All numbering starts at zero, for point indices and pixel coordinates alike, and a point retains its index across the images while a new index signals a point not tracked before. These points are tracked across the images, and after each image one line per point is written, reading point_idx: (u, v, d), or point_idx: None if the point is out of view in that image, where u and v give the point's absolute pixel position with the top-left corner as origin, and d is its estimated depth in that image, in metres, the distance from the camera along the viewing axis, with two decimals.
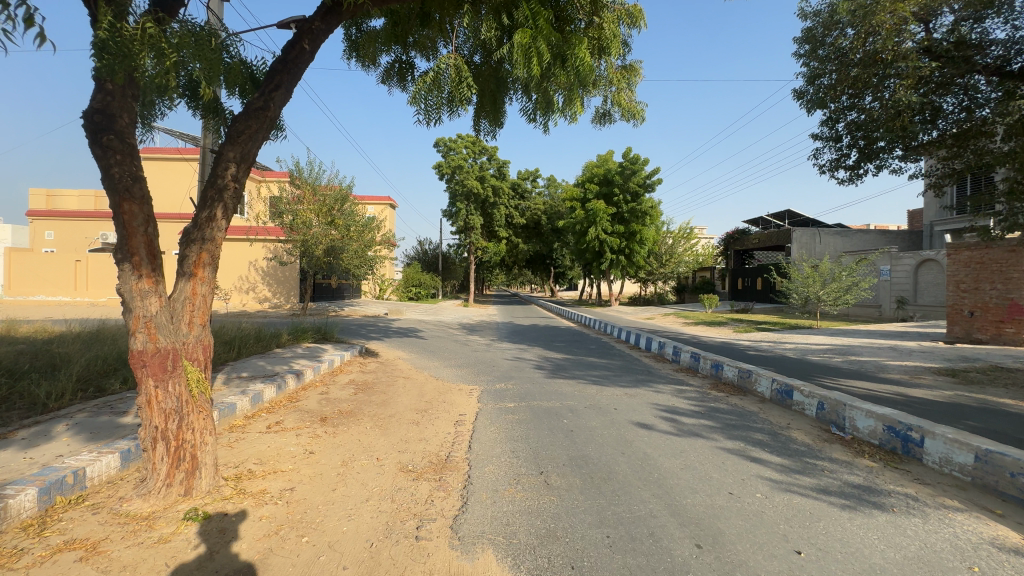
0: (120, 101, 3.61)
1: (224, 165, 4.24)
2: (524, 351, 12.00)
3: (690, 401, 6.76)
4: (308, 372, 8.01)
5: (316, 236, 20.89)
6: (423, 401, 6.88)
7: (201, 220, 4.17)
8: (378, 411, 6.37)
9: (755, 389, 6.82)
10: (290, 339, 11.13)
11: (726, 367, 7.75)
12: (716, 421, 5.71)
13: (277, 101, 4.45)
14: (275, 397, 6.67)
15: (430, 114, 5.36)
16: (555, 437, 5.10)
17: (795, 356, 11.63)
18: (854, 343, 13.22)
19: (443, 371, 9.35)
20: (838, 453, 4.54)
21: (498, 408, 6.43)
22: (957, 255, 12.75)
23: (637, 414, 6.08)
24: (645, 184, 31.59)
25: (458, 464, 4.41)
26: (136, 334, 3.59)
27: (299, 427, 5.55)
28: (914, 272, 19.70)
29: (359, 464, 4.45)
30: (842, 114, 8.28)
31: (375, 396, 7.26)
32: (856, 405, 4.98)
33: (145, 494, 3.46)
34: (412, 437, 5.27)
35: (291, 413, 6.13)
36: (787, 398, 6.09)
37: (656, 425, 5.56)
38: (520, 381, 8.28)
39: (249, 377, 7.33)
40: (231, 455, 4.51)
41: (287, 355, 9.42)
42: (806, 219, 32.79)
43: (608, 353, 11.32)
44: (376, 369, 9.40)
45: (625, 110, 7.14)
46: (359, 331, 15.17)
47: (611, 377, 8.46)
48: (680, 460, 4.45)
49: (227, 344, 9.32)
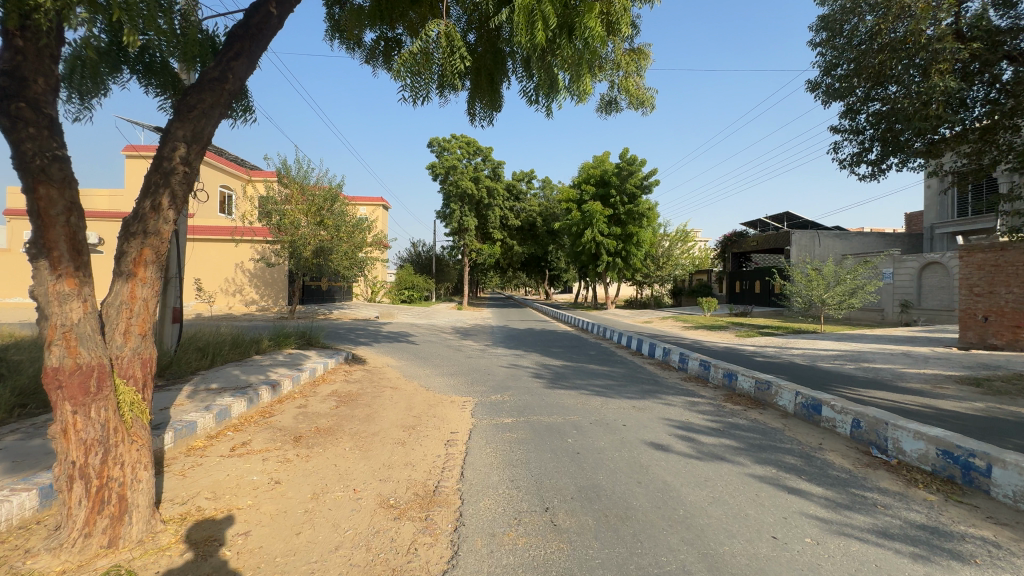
0: (33, 63, 2.97)
1: (172, 145, 3.59)
2: (521, 357, 11.35)
3: (705, 415, 6.15)
4: (286, 382, 7.29)
5: (305, 237, 20.16)
6: (410, 416, 6.21)
7: (143, 210, 3.50)
8: (360, 428, 5.69)
9: (776, 402, 6.22)
10: (271, 345, 10.41)
11: (741, 377, 7.15)
12: (739, 440, 5.09)
13: (237, 71, 3.82)
14: (245, 411, 5.98)
15: (418, 93, 4.74)
16: (560, 461, 4.48)
17: (806, 363, 11.07)
18: (864, 349, 12.69)
19: (434, 380, 8.68)
20: (886, 482, 3.95)
21: (493, 424, 5.77)
22: (970, 258, 12.25)
23: (649, 430, 5.48)
24: (643, 185, 31.13)
25: (448, 498, 3.76)
26: (51, 348, 2.90)
27: (269, 449, 4.89)
28: (918, 275, 19.28)
29: (332, 497, 3.80)
30: (862, 105, 7.74)
31: (358, 409, 6.60)
32: (900, 425, 4.40)
33: (55, 549, 2.78)
34: (396, 461, 4.60)
35: (261, 430, 5.44)
36: (815, 414, 5.50)
37: (673, 446, 4.94)
38: (517, 392, 7.62)
39: (218, 389, 6.62)
40: (181, 489, 3.82)
41: (266, 363, 8.73)
42: (805, 221, 32.38)
43: (610, 360, 10.70)
44: (362, 378, 8.72)
45: (633, 98, 6.58)
46: (347, 336, 14.46)
47: (615, 387, 7.83)
48: (707, 490, 3.83)
49: (200, 351, 8.63)
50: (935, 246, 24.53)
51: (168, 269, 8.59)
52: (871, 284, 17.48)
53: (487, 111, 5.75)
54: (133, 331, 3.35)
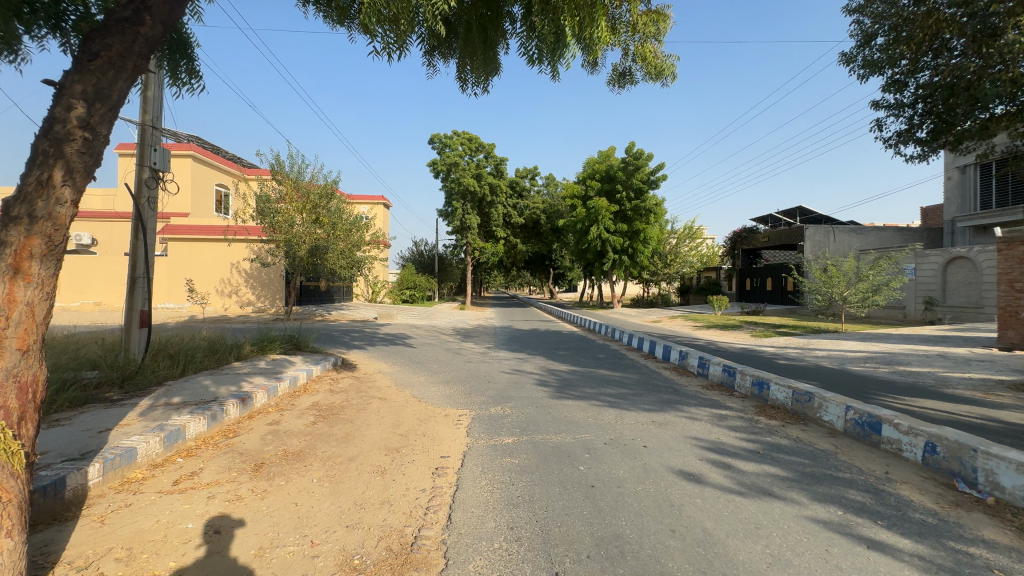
0: None
1: (68, 103, 2.78)
2: (524, 362, 10.46)
3: (738, 433, 5.27)
4: (260, 395, 6.47)
5: (299, 235, 19.33)
6: (396, 435, 5.39)
7: (28, 187, 2.68)
8: (336, 452, 4.86)
9: (820, 418, 5.34)
10: (253, 351, 9.62)
11: (774, 387, 6.26)
12: (785, 468, 4.23)
13: (155, 11, 3.03)
14: (204, 431, 5.17)
15: (393, 48, 4.12)
16: (572, 499, 3.64)
17: (835, 367, 10.16)
18: (894, 350, 11.77)
19: (428, 389, 7.83)
20: (990, 531, 3.09)
21: (491, 447, 4.92)
22: (1011, 250, 11.13)
23: (675, 453, 4.62)
24: (649, 180, 30.07)
25: (427, 557, 2.92)
26: None
27: (222, 480, 4.08)
28: (942, 270, 18.30)
29: (281, 554, 2.98)
30: (909, 76, 6.87)
31: (338, 426, 5.79)
32: (995, 452, 3.54)
33: None
34: (371, 498, 3.77)
35: (218, 456, 4.64)
36: (872, 433, 4.63)
37: (707, 476, 4.07)
38: (519, 404, 6.75)
39: (179, 403, 5.80)
40: (89, 546, 3.01)
41: (242, 372, 7.90)
42: (818, 216, 31.30)
43: (621, 365, 9.81)
44: (349, 388, 7.88)
45: (649, 70, 5.83)
46: (340, 339, 13.65)
47: (629, 398, 6.97)
48: (761, 544, 2.98)
49: (171, 359, 7.86)
50: (956, 240, 23.52)
51: (135, 270, 7.83)
52: (897, 280, 16.40)
53: (482, 81, 5.20)
54: (7, 346, 2.52)
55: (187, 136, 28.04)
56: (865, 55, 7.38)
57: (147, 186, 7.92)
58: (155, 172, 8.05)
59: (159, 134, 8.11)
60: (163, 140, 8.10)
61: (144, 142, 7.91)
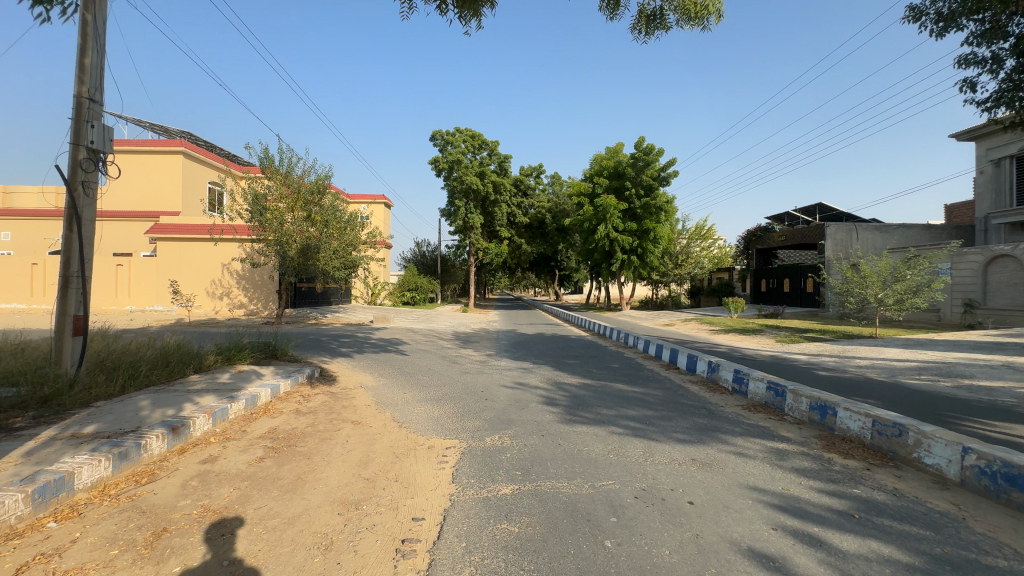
0: None
1: None
2: (529, 373, 9.19)
3: (810, 479, 3.97)
4: (201, 421, 5.23)
5: (290, 233, 18.10)
6: (359, 480, 4.13)
7: None
8: (273, 510, 3.58)
9: (919, 460, 4.05)
10: (218, 361, 8.45)
11: (843, 414, 4.95)
12: (904, 547, 2.93)
13: None
14: (104, 478, 3.93)
15: None
16: None
17: (886, 379, 8.80)
18: (948, 359, 10.37)
19: (413, 410, 6.55)
20: None
21: (483, 502, 3.64)
22: None
23: (737, 518, 3.31)
24: (659, 177, 28.69)
25: None
26: None
27: (88, 566, 2.83)
28: (983, 270, 16.89)
29: None
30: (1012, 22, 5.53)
31: (290, 464, 4.52)
32: None
33: None
34: None
35: (108, 519, 3.38)
36: (1016, 491, 3.32)
37: (793, 564, 2.77)
38: (522, 431, 5.46)
39: (89, 435, 4.58)
40: None
41: (192, 388, 6.67)
42: (838, 213, 29.81)
43: (640, 378, 8.50)
44: (319, 407, 6.63)
45: (686, 8, 4.77)
46: (326, 345, 12.42)
47: (657, 422, 5.70)
48: None
49: (110, 373, 6.69)
50: (989, 239, 22.05)
51: (68, 267, 6.63)
52: (938, 281, 14.91)
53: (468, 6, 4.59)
54: None
55: (179, 132, 27.08)
56: (942, 6, 6.09)
57: (83, 169, 6.74)
58: (94, 152, 6.87)
59: (101, 109, 6.91)
60: (103, 116, 6.90)
61: (80, 116, 6.71)
